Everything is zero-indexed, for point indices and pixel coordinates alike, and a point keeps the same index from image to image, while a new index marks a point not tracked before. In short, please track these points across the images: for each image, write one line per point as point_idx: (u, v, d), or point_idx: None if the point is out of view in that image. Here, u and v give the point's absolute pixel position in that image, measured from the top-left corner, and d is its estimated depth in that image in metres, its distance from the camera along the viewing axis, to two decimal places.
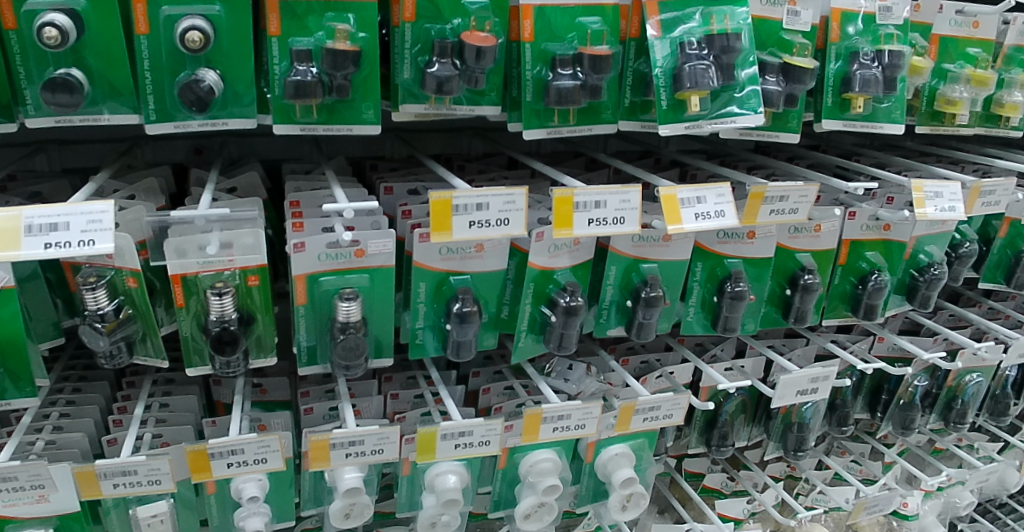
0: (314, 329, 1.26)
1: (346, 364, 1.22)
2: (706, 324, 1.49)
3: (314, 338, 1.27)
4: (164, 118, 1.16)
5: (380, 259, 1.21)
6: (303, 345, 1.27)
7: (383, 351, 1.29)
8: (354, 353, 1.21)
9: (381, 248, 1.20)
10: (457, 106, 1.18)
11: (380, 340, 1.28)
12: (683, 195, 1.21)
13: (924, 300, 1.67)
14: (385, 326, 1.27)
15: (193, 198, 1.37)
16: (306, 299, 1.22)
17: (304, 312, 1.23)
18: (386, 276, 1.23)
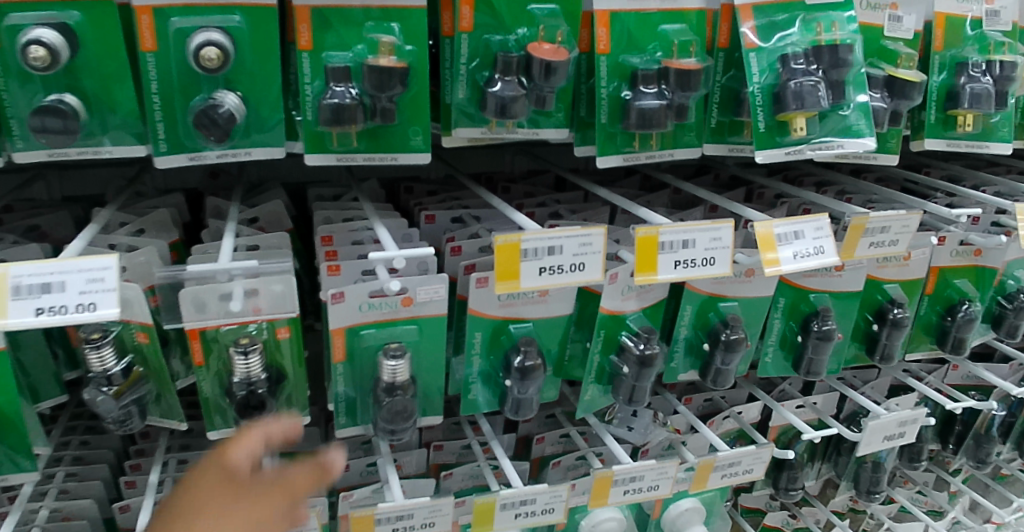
0: (354, 387, 1.10)
1: (393, 431, 1.06)
2: (785, 364, 1.34)
3: (353, 396, 1.11)
4: (177, 149, 1.00)
5: (431, 308, 1.04)
6: (340, 405, 1.11)
7: (432, 409, 1.13)
8: (402, 417, 1.04)
9: (431, 294, 1.03)
10: (519, 129, 1.00)
11: (429, 397, 1.12)
12: (779, 230, 1.05)
13: (1012, 330, 1.49)
14: (434, 382, 1.11)
15: (212, 233, 1.20)
16: (345, 355, 1.05)
17: (343, 370, 1.07)
18: (436, 326, 1.06)
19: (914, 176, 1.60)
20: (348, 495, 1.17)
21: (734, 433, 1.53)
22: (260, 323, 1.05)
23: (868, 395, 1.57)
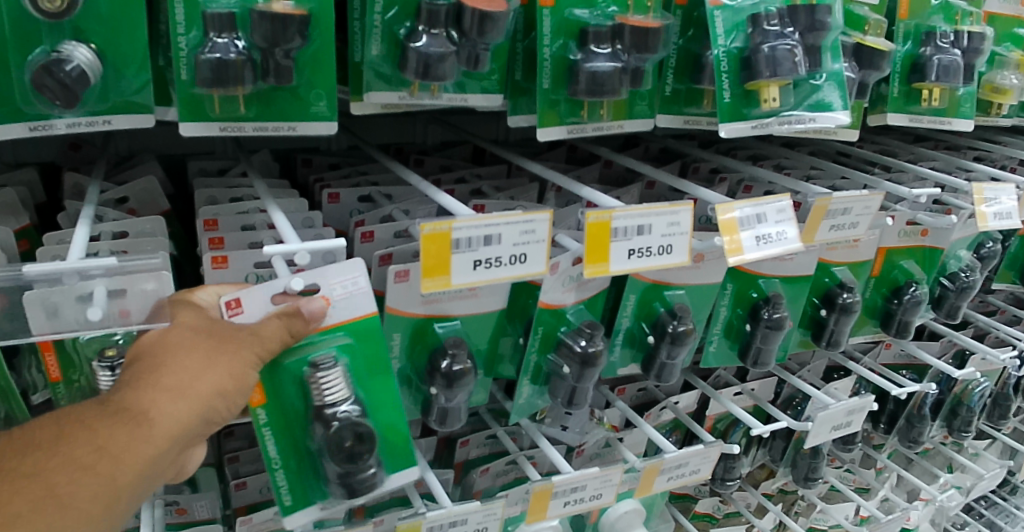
0: (285, 447, 0.84)
1: (350, 476, 0.82)
2: (731, 354, 1.23)
3: (295, 462, 0.85)
4: (13, 118, 0.77)
5: (359, 310, 0.83)
6: (285, 481, 0.85)
7: (401, 457, 0.88)
8: (359, 453, 0.81)
9: (345, 286, 0.82)
10: (444, 94, 0.84)
11: (392, 442, 0.87)
12: (742, 213, 0.95)
13: (952, 309, 1.47)
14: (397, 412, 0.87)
15: (68, 217, 0.98)
16: (264, 395, 0.82)
17: (266, 422, 0.83)
18: (375, 336, 0.84)
19: (848, 149, 1.51)
20: (245, 521, 1.01)
21: (669, 424, 1.39)
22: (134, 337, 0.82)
23: (807, 378, 1.47)
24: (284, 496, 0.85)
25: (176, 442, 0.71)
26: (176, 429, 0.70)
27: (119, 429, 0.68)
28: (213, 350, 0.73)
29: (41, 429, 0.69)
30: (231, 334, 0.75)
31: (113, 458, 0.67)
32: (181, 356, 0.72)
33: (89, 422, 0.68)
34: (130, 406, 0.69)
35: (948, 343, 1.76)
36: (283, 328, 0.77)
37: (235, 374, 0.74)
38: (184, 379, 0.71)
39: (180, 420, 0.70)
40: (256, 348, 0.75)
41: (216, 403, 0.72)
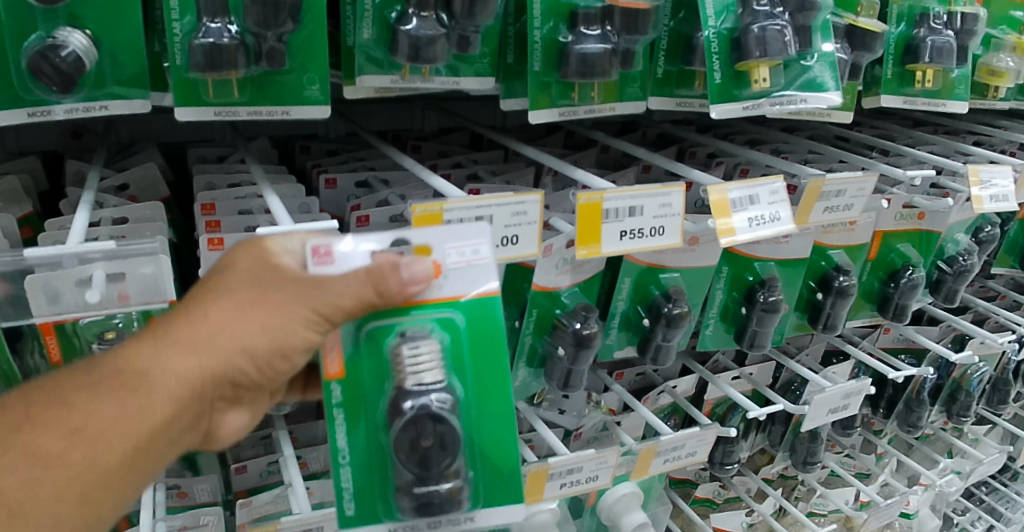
0: (360, 438, 0.76)
1: (423, 481, 0.71)
2: (728, 337, 1.24)
3: (371, 461, 0.76)
4: (12, 104, 0.78)
5: (472, 289, 0.74)
6: (348, 480, 0.76)
7: (495, 487, 0.76)
8: (437, 459, 0.70)
9: (461, 253, 0.73)
10: (436, 77, 0.85)
11: (490, 465, 0.76)
12: (734, 195, 0.96)
13: (949, 293, 1.48)
14: (503, 428, 0.76)
15: (69, 203, 0.99)
16: (344, 370, 0.74)
17: (342, 405, 0.75)
18: (487, 323, 0.75)
19: (845, 132, 1.51)
20: (244, 503, 1.00)
21: (667, 409, 1.39)
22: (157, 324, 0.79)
23: (805, 362, 1.47)
24: (347, 502, 0.76)
25: (189, 406, 0.67)
26: (187, 393, 0.66)
27: (118, 396, 0.64)
28: (253, 306, 0.66)
29: (52, 382, 0.66)
30: (285, 287, 0.66)
31: (105, 427, 0.64)
32: (215, 310, 0.66)
33: (94, 382, 0.65)
34: (134, 370, 0.65)
35: (947, 328, 1.76)
36: (367, 285, 0.66)
37: (269, 332, 0.66)
38: (210, 336, 0.65)
39: (186, 384, 0.65)
40: (313, 305, 0.66)
41: (240, 366, 0.66)
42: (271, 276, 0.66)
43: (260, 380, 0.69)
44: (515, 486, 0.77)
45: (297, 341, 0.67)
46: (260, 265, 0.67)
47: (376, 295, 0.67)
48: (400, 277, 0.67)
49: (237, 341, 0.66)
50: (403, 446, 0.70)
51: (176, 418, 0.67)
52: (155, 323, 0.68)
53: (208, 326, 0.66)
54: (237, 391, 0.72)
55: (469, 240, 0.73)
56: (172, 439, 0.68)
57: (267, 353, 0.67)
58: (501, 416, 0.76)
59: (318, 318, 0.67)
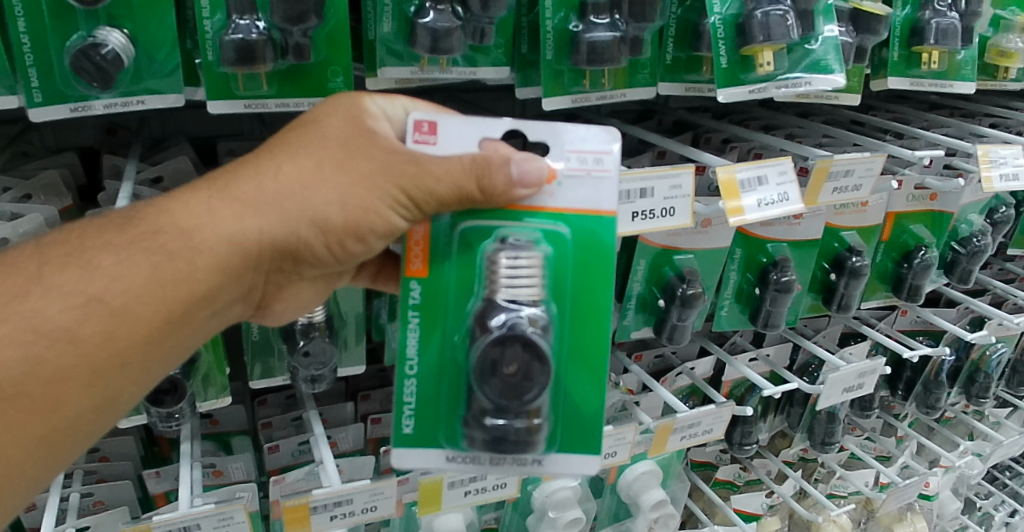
0: (432, 351, 0.80)
1: (497, 415, 0.74)
2: (742, 317, 1.27)
3: (442, 377, 0.80)
4: (56, 100, 0.83)
5: (580, 206, 0.78)
6: (411, 394, 0.80)
7: (572, 433, 0.81)
8: (523, 389, 0.73)
9: (580, 190, 0.77)
10: (454, 68, 0.89)
11: (572, 406, 0.80)
12: (743, 175, 0.99)
13: (964, 275, 1.49)
14: (589, 368, 0.80)
15: (107, 195, 1.04)
16: (426, 270, 0.79)
17: (420, 312, 0.79)
18: (591, 245, 0.78)
19: (857, 115, 1.52)
20: (279, 479, 1.04)
21: (686, 390, 1.41)
22: None
23: (822, 343, 1.49)
24: (409, 417, 0.80)
25: (239, 265, 0.76)
26: (236, 253, 0.75)
27: (180, 255, 0.74)
28: (335, 173, 0.74)
29: (91, 225, 0.76)
30: (372, 157, 0.74)
31: (127, 293, 0.72)
32: (292, 171, 0.74)
33: (144, 240, 0.73)
34: (198, 228, 0.74)
35: (965, 310, 1.77)
36: (468, 173, 0.73)
37: (342, 199, 0.74)
38: (285, 195, 0.74)
39: (235, 246, 0.75)
40: (401, 183, 0.74)
41: (304, 232, 0.75)
42: (359, 147, 0.75)
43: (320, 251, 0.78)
44: (591, 434, 0.81)
45: (375, 218, 0.75)
46: (351, 131, 0.75)
47: (469, 186, 0.74)
48: (503, 169, 0.74)
49: (308, 206, 0.74)
50: (488, 365, 0.72)
51: (220, 280, 0.76)
52: (228, 175, 0.76)
53: (288, 185, 0.74)
54: (298, 263, 0.81)
55: (590, 150, 0.77)
56: (217, 299, 0.78)
57: (338, 226, 0.75)
58: (592, 357, 0.80)
59: (402, 201, 0.74)
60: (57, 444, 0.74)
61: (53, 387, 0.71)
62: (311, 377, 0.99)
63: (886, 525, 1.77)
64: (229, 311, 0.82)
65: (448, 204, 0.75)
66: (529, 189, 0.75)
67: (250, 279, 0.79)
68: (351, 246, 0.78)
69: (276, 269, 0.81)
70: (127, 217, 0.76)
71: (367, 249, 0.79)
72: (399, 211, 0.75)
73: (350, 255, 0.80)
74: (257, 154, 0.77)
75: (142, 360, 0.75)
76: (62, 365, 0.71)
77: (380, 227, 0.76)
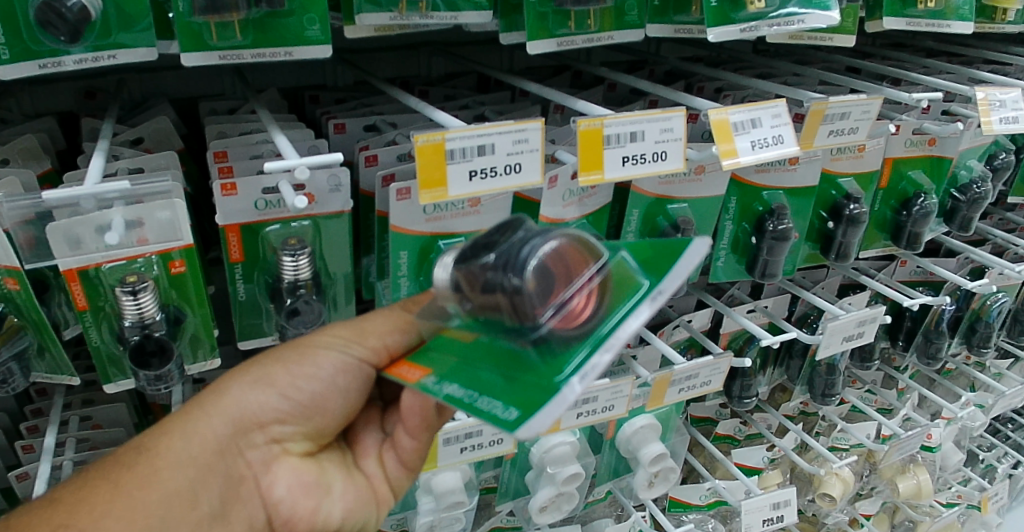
0: (474, 375, 0.69)
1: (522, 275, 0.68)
2: (740, 268, 1.25)
3: (493, 382, 0.68)
4: (23, 57, 0.79)
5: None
6: (492, 402, 0.65)
7: (656, 266, 0.73)
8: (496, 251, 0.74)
9: None
10: (434, 12, 0.86)
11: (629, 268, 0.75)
12: (736, 118, 0.96)
13: (965, 222, 1.46)
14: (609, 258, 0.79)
15: (86, 157, 1.02)
16: (423, 369, 0.74)
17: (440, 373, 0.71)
18: None
19: (853, 61, 1.49)
20: None
21: (684, 343, 1.39)
22: (149, 257, 0.87)
23: (821, 294, 1.47)
24: (507, 411, 0.64)
25: (205, 453, 0.78)
26: (200, 443, 0.78)
27: (129, 463, 0.75)
28: (258, 351, 0.85)
29: (61, 489, 0.74)
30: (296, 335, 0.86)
31: (92, 515, 0.71)
32: (228, 370, 0.84)
33: (102, 469, 0.75)
34: (145, 442, 0.77)
35: (965, 259, 1.75)
36: (401, 308, 0.84)
37: (281, 362, 0.83)
38: (215, 386, 0.82)
39: (192, 439, 0.78)
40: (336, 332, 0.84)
41: (255, 396, 0.82)
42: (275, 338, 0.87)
43: (284, 409, 0.83)
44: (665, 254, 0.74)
45: (320, 358, 0.83)
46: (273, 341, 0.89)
47: (407, 311, 0.84)
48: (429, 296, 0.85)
49: (241, 380, 0.82)
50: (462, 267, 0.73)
51: (192, 473, 0.77)
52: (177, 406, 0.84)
53: (218, 381, 0.83)
54: (269, 432, 0.84)
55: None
56: (201, 499, 0.78)
57: (282, 377, 0.83)
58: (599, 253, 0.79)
59: (344, 341, 0.84)
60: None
61: None
62: None
63: (888, 478, 1.77)
64: (228, 516, 0.80)
65: (394, 337, 0.83)
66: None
67: (228, 467, 0.80)
68: (307, 390, 0.84)
69: (251, 449, 0.83)
70: (90, 466, 0.77)
71: (326, 386, 0.85)
72: (343, 350, 0.83)
73: (315, 402, 0.85)
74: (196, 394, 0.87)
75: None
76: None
77: (328, 366, 0.83)
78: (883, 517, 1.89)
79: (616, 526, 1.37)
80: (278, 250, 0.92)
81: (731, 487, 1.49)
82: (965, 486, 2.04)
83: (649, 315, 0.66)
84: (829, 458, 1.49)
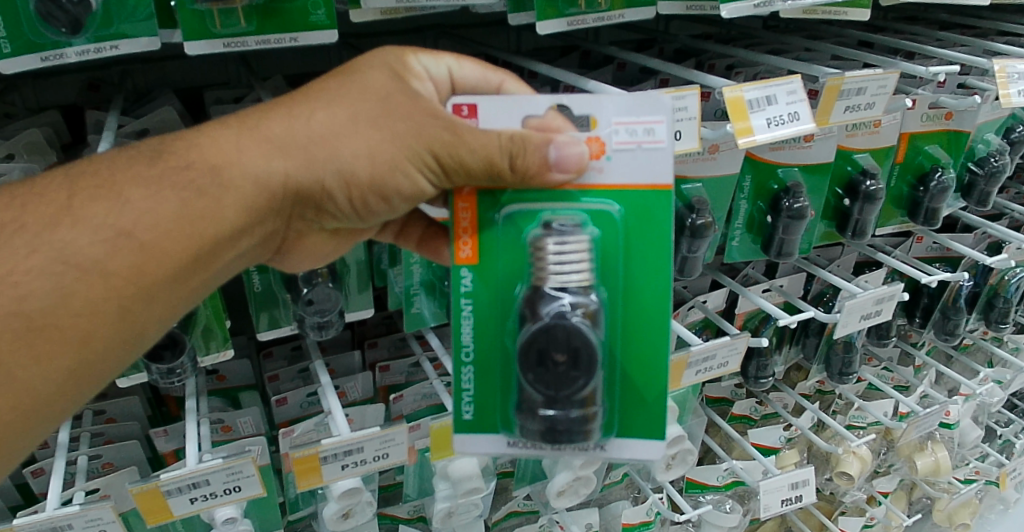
0: (486, 337, 0.79)
1: (549, 438, 0.73)
2: (755, 247, 1.23)
3: (493, 357, 0.80)
4: (25, 50, 0.78)
5: (633, 178, 0.76)
6: (469, 381, 0.80)
7: (632, 418, 0.80)
8: (574, 368, 0.71)
9: (627, 138, 0.75)
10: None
11: (635, 393, 0.79)
12: (750, 95, 0.94)
13: (982, 197, 1.44)
14: (653, 342, 0.78)
15: (92, 150, 1.02)
16: (474, 255, 0.78)
17: (474, 281, 0.79)
18: (637, 242, 0.77)
19: (865, 35, 1.46)
20: (288, 432, 1.03)
21: (698, 324, 1.37)
22: None
23: (837, 272, 1.45)
24: (469, 405, 0.81)
25: (264, 205, 0.76)
26: (261, 196, 0.75)
27: (202, 196, 0.74)
28: (365, 128, 0.74)
29: (119, 158, 0.76)
30: (409, 117, 0.73)
31: (155, 229, 0.73)
32: (324, 121, 0.74)
33: (175, 174, 0.74)
34: (221, 168, 0.74)
35: (982, 233, 1.72)
36: (504, 149, 0.73)
37: (373, 153, 0.74)
38: (317, 139, 0.74)
39: (262, 185, 0.75)
40: (433, 148, 0.73)
41: (329, 182, 0.75)
42: (399, 103, 0.74)
43: (337, 213, 0.80)
44: (656, 420, 0.80)
45: (401, 177, 0.75)
46: (393, 90, 0.74)
47: (511, 159, 0.73)
48: (542, 149, 0.73)
49: (334, 157, 0.74)
50: (532, 364, 0.71)
51: (245, 224, 0.76)
52: (262, 114, 0.76)
53: (313, 129, 0.74)
54: (318, 218, 0.82)
55: (638, 120, 0.75)
56: (239, 245, 0.79)
57: (364, 180, 0.75)
58: (652, 334, 0.78)
59: (429, 165, 0.74)
60: (88, 375, 0.76)
61: (32, 325, 0.71)
62: (318, 323, 0.98)
63: (906, 455, 1.75)
64: (249, 259, 0.84)
65: (474, 175, 0.74)
66: (572, 168, 0.74)
67: (274, 224, 0.80)
68: (371, 207, 0.79)
69: (298, 219, 0.82)
70: (156, 150, 0.76)
71: (389, 209, 0.80)
72: (425, 174, 0.75)
73: (371, 216, 0.81)
74: (297, 91, 0.77)
75: (173, 293, 0.77)
76: (92, 297, 0.72)
77: (404, 185, 0.76)
78: (901, 495, 1.88)
79: (633, 509, 1.37)
80: None
81: (748, 467, 1.48)
82: (982, 462, 2.02)
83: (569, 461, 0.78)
84: (846, 436, 1.48)
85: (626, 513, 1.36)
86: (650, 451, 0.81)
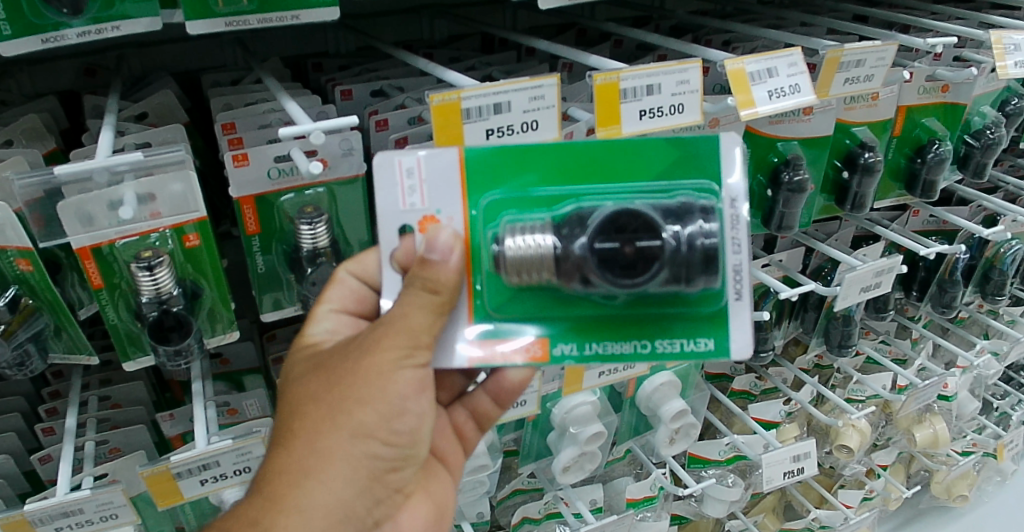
0: (617, 330, 0.78)
1: (715, 261, 0.72)
2: (756, 221, 1.23)
3: (641, 322, 0.78)
4: (27, 32, 0.77)
5: (457, 193, 0.78)
6: (671, 343, 0.78)
7: (700, 166, 0.78)
8: (648, 242, 0.71)
9: (426, 192, 0.78)
10: None
11: (671, 166, 0.78)
12: (752, 67, 0.95)
13: (979, 168, 1.44)
14: (631, 154, 0.78)
15: (91, 135, 1.01)
16: (538, 345, 0.78)
17: (560, 333, 0.78)
18: (525, 154, 0.78)
19: (862, 9, 1.46)
20: None
21: None
22: (164, 231, 0.86)
23: (836, 246, 1.45)
24: (698, 343, 0.78)
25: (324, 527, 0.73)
26: (314, 518, 0.72)
27: None
28: (331, 395, 0.74)
29: None
30: (350, 354, 0.76)
31: None
32: (303, 419, 0.75)
33: None
34: (251, 521, 0.72)
35: (978, 206, 1.73)
36: (417, 289, 0.74)
37: (358, 397, 0.74)
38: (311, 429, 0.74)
39: (308, 511, 0.72)
40: (390, 346, 0.74)
41: (349, 448, 0.74)
42: (332, 360, 0.77)
43: (387, 457, 0.77)
44: (692, 154, 0.78)
45: (393, 388, 0.74)
46: (323, 358, 0.78)
47: (434, 293, 0.74)
48: (429, 260, 0.73)
49: (335, 433, 0.74)
50: (624, 276, 0.71)
51: None
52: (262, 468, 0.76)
53: (295, 425, 0.75)
54: (387, 483, 0.78)
55: (409, 186, 0.78)
56: None
57: (372, 419, 0.74)
58: (598, 158, 0.78)
59: (405, 353, 0.74)
60: None
61: None
62: None
63: (905, 427, 1.77)
64: None
65: (437, 324, 0.75)
66: (454, 242, 0.74)
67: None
68: (402, 431, 0.77)
69: (376, 509, 0.78)
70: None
71: (420, 419, 0.78)
72: (410, 363, 0.74)
73: (412, 437, 0.78)
74: (274, 434, 0.77)
75: None
76: None
77: (409, 388, 0.74)
78: (899, 467, 1.90)
79: (636, 484, 1.35)
80: (293, 219, 0.92)
81: (750, 442, 1.50)
82: (980, 434, 2.04)
83: (745, 225, 0.76)
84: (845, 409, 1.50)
85: (631, 488, 1.35)
86: (729, 147, 0.77)
